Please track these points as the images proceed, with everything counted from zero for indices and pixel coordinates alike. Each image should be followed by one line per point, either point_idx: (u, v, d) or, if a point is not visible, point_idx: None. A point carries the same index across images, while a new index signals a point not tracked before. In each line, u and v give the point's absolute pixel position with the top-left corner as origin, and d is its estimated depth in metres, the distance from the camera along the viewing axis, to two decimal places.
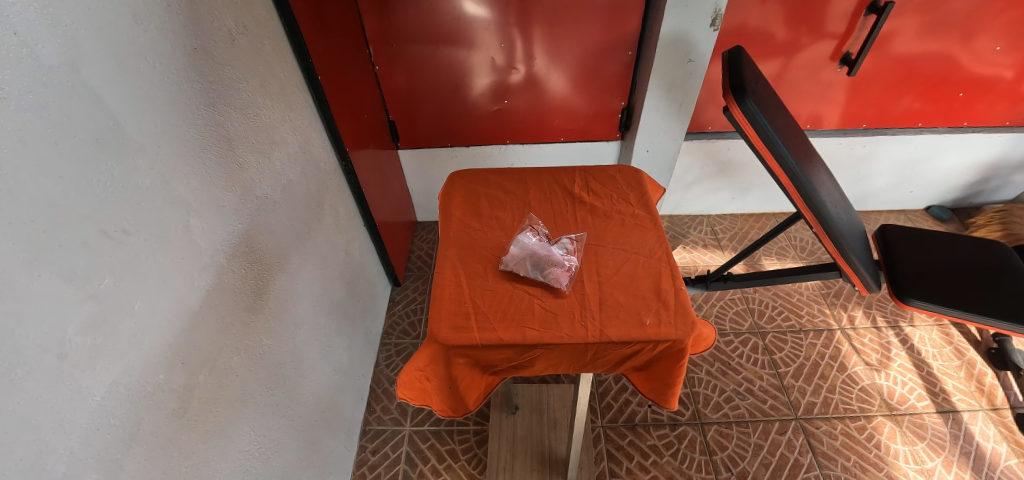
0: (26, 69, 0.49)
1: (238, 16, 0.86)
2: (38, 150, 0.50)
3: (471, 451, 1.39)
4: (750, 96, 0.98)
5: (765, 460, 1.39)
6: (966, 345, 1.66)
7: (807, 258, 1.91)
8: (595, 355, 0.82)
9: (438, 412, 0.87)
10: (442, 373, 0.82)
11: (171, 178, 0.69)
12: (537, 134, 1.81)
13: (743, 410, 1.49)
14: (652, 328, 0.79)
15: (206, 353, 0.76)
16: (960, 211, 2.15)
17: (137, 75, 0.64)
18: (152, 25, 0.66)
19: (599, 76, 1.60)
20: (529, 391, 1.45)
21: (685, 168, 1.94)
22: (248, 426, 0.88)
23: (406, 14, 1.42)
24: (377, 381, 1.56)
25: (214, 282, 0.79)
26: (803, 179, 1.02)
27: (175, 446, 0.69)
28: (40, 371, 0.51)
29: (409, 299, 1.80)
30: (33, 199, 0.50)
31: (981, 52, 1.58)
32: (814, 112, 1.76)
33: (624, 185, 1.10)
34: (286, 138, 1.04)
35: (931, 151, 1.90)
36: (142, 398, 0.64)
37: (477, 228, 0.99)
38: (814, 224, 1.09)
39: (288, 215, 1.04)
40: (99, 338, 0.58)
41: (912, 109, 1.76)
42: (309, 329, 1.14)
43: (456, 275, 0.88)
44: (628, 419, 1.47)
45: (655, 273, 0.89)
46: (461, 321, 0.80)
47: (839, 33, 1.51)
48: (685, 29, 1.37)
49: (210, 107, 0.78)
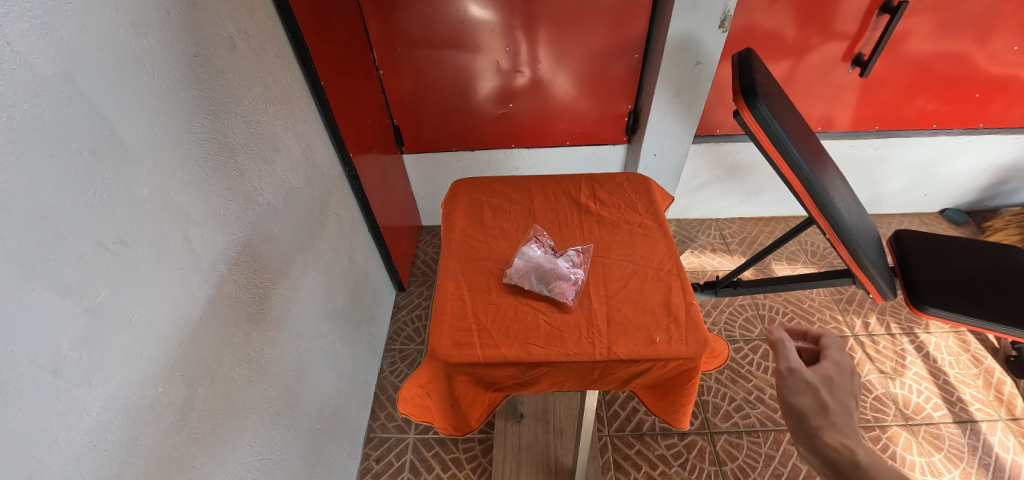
0: (22, 80, 0.48)
1: (240, 22, 0.85)
2: (33, 163, 0.49)
3: (476, 460, 1.37)
4: (761, 100, 0.96)
5: (776, 471, 1.35)
6: (984, 352, 1.62)
7: (819, 263, 1.88)
8: (603, 373, 0.79)
9: (440, 430, 0.84)
10: (443, 391, 0.79)
11: (171, 188, 0.68)
12: (544, 138, 1.79)
13: (754, 420, 1.46)
14: (662, 346, 0.77)
15: (206, 365, 0.75)
16: (975, 214, 2.10)
17: (135, 84, 0.62)
18: (151, 33, 0.65)
19: (606, 78, 1.58)
20: (535, 399, 1.43)
21: (693, 171, 1.91)
22: (250, 437, 0.86)
23: (410, 17, 1.41)
24: (380, 388, 1.54)
25: (215, 292, 0.78)
26: (817, 183, 0.99)
27: (175, 459, 0.68)
28: (34, 387, 0.50)
29: (413, 305, 1.79)
30: (27, 211, 0.49)
31: (998, 52, 1.54)
32: (825, 114, 1.73)
33: (633, 193, 1.08)
34: (289, 145, 1.02)
35: (946, 153, 1.86)
36: (140, 412, 0.63)
37: (481, 240, 0.97)
38: (827, 230, 1.06)
39: (290, 222, 1.03)
40: (95, 352, 0.56)
41: (926, 110, 1.72)
42: (312, 337, 1.13)
43: (458, 289, 0.87)
44: (635, 428, 1.44)
45: (665, 287, 0.86)
46: (464, 338, 0.79)
47: (851, 33, 1.48)
48: (694, 31, 1.34)
49: (211, 115, 0.77)
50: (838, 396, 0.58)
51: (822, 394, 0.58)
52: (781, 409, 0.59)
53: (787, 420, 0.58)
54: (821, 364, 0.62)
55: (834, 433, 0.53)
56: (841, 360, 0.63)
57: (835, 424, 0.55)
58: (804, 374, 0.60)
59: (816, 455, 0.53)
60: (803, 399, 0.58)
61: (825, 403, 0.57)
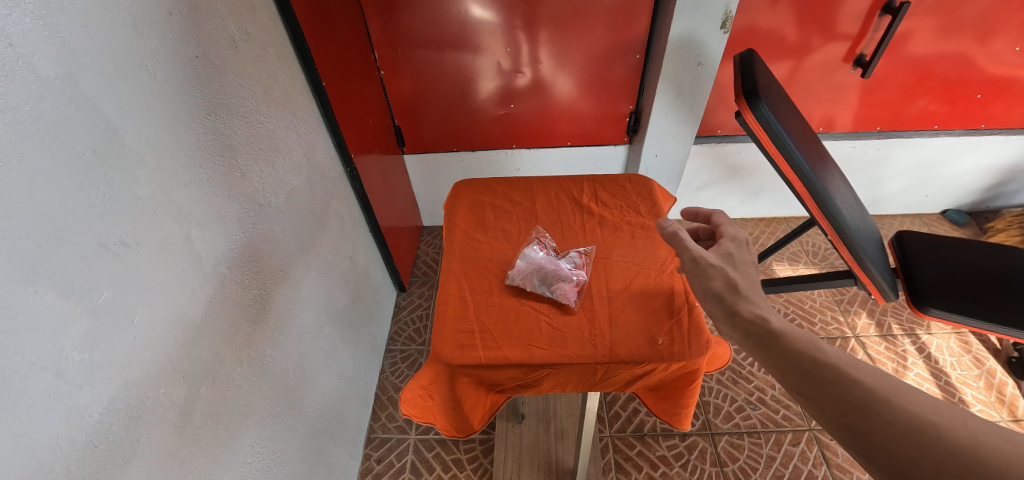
0: (23, 81, 0.48)
1: (241, 23, 0.85)
2: (34, 164, 0.49)
3: (477, 461, 1.37)
4: (763, 101, 0.95)
5: (777, 472, 1.35)
6: (986, 353, 1.61)
7: (820, 264, 1.88)
8: (606, 375, 0.79)
9: (442, 432, 0.84)
10: (446, 393, 0.79)
11: (173, 189, 0.68)
12: (545, 139, 1.79)
13: (755, 421, 1.46)
14: (665, 348, 0.77)
15: (208, 366, 0.75)
16: (977, 214, 2.10)
17: (137, 85, 0.62)
18: (153, 34, 0.65)
19: (608, 78, 1.58)
20: (536, 400, 1.43)
21: (694, 172, 1.91)
22: (251, 438, 0.86)
23: (411, 18, 1.41)
24: (381, 389, 1.54)
25: (217, 293, 0.78)
26: (819, 184, 0.99)
27: (177, 460, 0.68)
28: (36, 388, 0.50)
29: (414, 305, 1.79)
30: (28, 214, 0.49)
31: (1000, 52, 1.53)
32: (827, 115, 1.73)
33: (635, 194, 1.08)
34: (290, 145, 1.02)
35: (947, 154, 1.86)
36: (142, 413, 0.63)
37: (483, 241, 0.97)
38: (829, 231, 1.06)
39: (292, 223, 1.03)
40: (97, 353, 0.56)
41: (928, 111, 1.72)
42: (314, 338, 1.13)
43: (460, 290, 0.87)
44: (637, 429, 1.44)
45: (667, 289, 0.86)
46: (466, 339, 0.79)
47: (852, 34, 1.48)
48: (695, 32, 1.34)
49: (213, 116, 0.77)
50: (741, 269, 0.69)
51: (727, 270, 0.68)
52: (699, 296, 0.67)
53: (707, 304, 0.67)
54: (721, 245, 0.73)
55: (745, 304, 0.63)
56: (733, 237, 0.74)
57: (745, 296, 0.64)
58: (709, 257, 0.69)
59: (735, 328, 0.61)
60: (714, 280, 0.67)
61: (733, 279, 0.66)
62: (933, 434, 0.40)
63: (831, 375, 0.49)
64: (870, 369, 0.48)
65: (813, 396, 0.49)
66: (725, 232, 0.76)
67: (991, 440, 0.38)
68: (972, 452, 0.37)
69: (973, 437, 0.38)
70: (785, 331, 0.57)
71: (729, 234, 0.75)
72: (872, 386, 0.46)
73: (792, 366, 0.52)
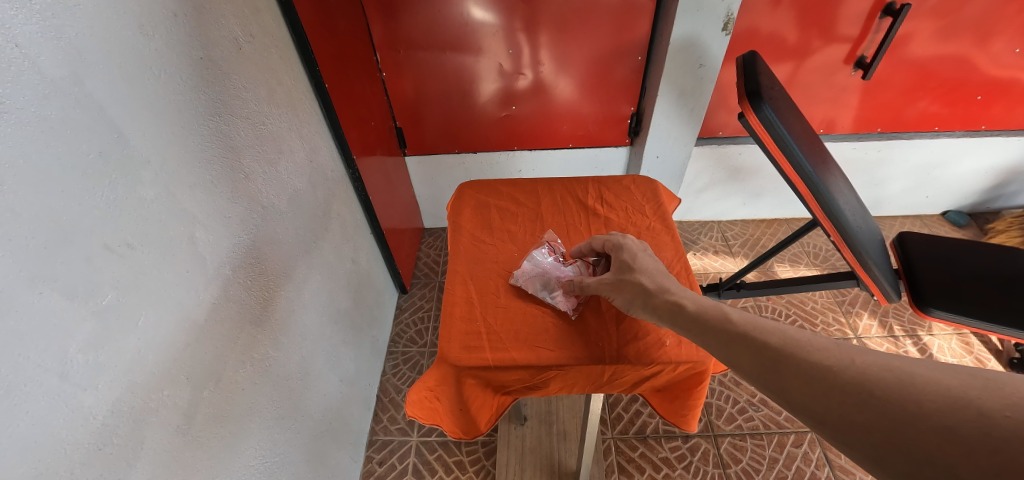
0: (28, 82, 0.48)
1: (245, 24, 0.85)
2: (38, 165, 0.49)
3: (480, 463, 1.36)
4: (767, 102, 0.95)
5: (780, 474, 1.35)
6: (988, 355, 1.61)
7: (821, 265, 1.88)
8: (613, 376, 0.79)
9: (449, 434, 0.84)
10: (453, 394, 0.79)
11: (177, 190, 0.68)
12: (546, 140, 1.79)
13: (757, 422, 1.46)
14: (673, 349, 0.77)
15: (211, 368, 0.74)
16: (978, 216, 2.10)
17: (142, 87, 0.62)
18: (158, 35, 0.65)
19: (609, 80, 1.58)
20: (539, 401, 1.43)
21: (695, 173, 1.91)
22: (253, 440, 0.85)
23: (412, 19, 1.41)
24: (383, 391, 1.53)
25: (220, 295, 0.77)
26: (822, 186, 0.99)
27: (180, 463, 0.67)
28: (41, 390, 0.50)
29: (416, 307, 1.79)
30: (34, 214, 0.49)
31: (999, 54, 1.54)
32: (828, 116, 1.73)
33: (639, 196, 1.08)
34: (293, 147, 1.02)
35: (948, 155, 1.86)
36: (146, 415, 0.62)
37: (489, 242, 0.97)
38: (832, 233, 1.06)
39: (294, 224, 1.02)
40: (102, 354, 0.56)
41: (928, 112, 1.72)
42: (317, 340, 1.12)
43: (466, 292, 0.87)
44: (639, 431, 1.44)
45: None
46: (473, 341, 0.79)
47: (853, 36, 1.48)
48: (697, 34, 1.35)
49: (217, 117, 0.77)
50: (640, 267, 0.74)
51: (633, 276, 0.73)
52: (628, 307, 0.72)
53: (637, 311, 0.71)
54: (615, 258, 0.78)
55: (663, 296, 0.68)
56: (619, 243, 0.80)
57: (663, 290, 0.69)
58: (609, 280, 0.76)
59: (663, 319, 0.66)
60: (627, 290, 0.72)
61: (643, 282, 0.71)
62: (830, 378, 0.45)
63: (750, 346, 0.54)
64: (779, 333, 0.53)
65: (740, 367, 0.54)
66: (612, 241, 0.81)
67: (871, 371, 0.42)
68: (861, 387, 0.42)
69: (860, 372, 0.43)
70: (705, 312, 0.62)
71: (613, 242, 0.81)
72: (780, 347, 0.51)
73: (718, 345, 0.58)
